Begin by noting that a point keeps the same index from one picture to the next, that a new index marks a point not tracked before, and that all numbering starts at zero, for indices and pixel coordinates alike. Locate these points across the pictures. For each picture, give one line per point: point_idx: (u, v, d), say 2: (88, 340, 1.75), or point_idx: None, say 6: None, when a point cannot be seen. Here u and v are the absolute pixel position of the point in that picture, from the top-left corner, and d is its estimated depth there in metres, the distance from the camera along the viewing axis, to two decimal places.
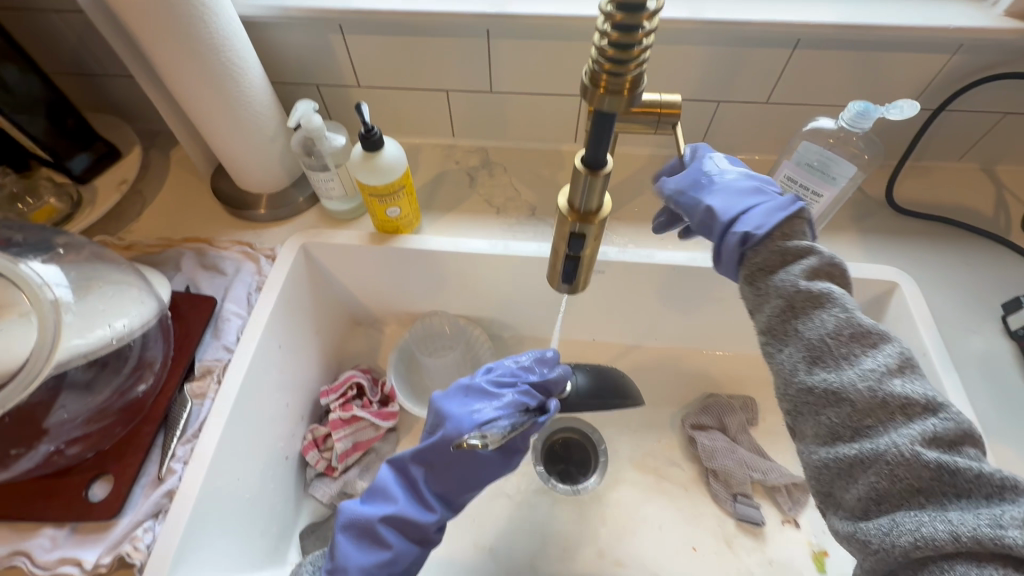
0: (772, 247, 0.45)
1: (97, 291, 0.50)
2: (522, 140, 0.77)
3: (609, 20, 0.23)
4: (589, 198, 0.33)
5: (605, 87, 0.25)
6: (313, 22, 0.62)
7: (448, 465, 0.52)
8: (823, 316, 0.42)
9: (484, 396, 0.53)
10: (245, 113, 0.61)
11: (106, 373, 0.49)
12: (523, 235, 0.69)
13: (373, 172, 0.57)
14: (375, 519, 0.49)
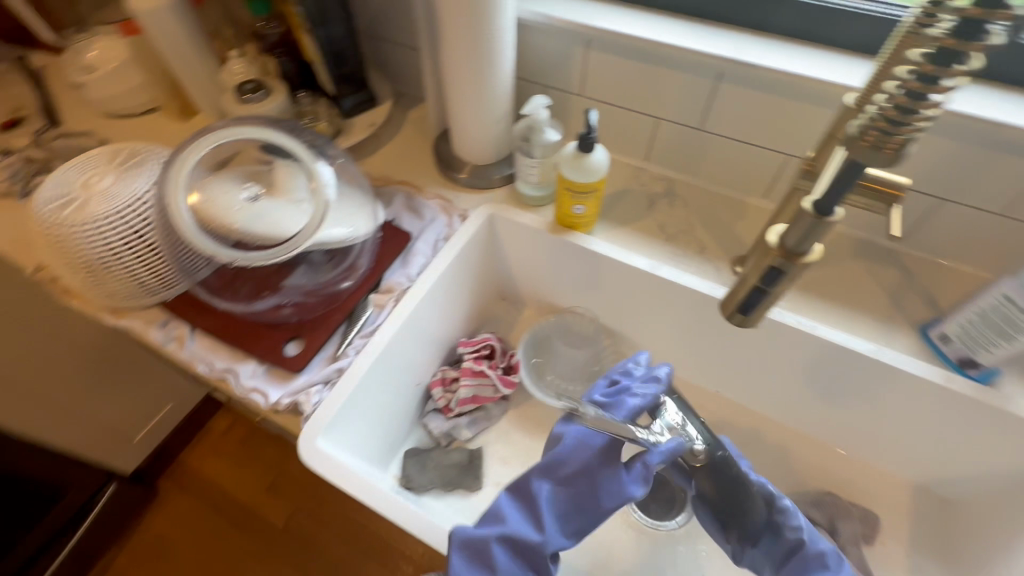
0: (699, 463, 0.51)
1: (349, 193, 0.65)
2: (710, 182, 0.79)
3: (905, 88, 0.33)
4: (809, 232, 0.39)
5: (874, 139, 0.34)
6: (566, 33, 0.71)
7: (568, 492, 0.55)
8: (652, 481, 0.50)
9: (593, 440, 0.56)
10: (488, 94, 0.71)
11: (331, 261, 0.63)
12: (686, 268, 0.71)
13: (579, 170, 0.64)
14: (489, 539, 0.52)
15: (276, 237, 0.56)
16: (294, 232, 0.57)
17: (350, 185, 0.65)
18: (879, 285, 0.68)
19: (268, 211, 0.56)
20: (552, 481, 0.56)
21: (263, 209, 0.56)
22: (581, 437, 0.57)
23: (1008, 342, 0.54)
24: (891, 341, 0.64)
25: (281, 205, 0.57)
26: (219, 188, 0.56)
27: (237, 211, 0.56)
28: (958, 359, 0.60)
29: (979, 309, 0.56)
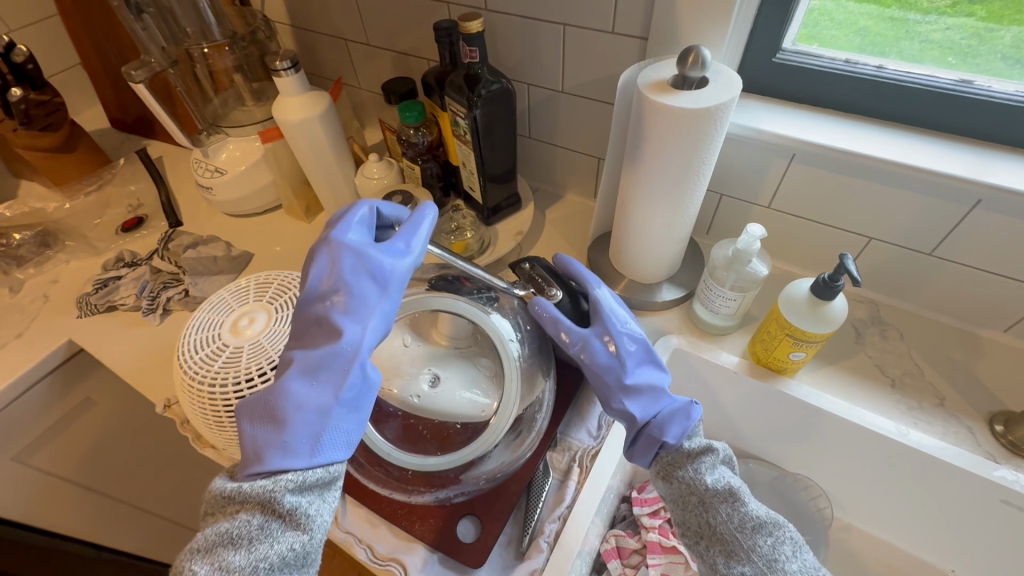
0: (679, 446, 0.50)
1: (533, 355, 0.55)
2: (929, 310, 0.66)
3: None
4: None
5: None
6: (769, 146, 0.61)
7: (358, 297, 0.45)
8: (731, 511, 0.46)
9: (343, 257, 0.46)
10: (677, 216, 0.61)
11: (505, 447, 0.53)
12: (928, 426, 0.58)
13: (816, 321, 0.53)
14: (287, 391, 0.42)
15: (462, 431, 0.52)
16: (483, 421, 0.52)
17: (533, 341, 0.56)
18: None
19: (447, 400, 0.52)
20: (312, 325, 0.46)
21: (445, 395, 0.53)
22: (323, 259, 0.47)
23: None
24: None
25: (462, 382, 0.53)
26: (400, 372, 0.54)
27: (416, 404, 0.53)
28: None
29: None
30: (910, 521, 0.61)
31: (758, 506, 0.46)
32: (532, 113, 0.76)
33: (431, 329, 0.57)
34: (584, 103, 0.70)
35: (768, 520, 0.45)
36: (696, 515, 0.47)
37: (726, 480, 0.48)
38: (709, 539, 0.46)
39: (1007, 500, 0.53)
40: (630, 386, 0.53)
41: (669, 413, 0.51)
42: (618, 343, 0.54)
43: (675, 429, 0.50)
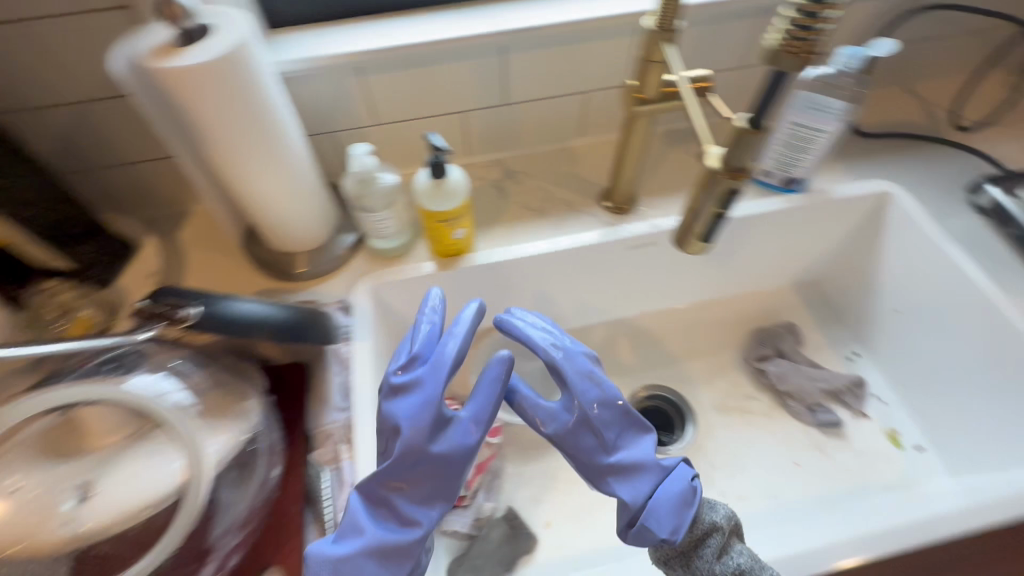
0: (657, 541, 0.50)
1: (215, 386, 0.48)
2: (534, 145, 0.80)
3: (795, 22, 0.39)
4: (744, 157, 0.49)
5: (792, 54, 0.41)
6: (332, 70, 0.63)
7: (428, 469, 0.48)
8: (718, 558, 0.50)
9: (429, 425, 0.47)
10: (291, 171, 0.60)
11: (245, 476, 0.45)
12: (572, 228, 0.72)
13: (446, 199, 0.59)
14: (343, 559, 0.45)
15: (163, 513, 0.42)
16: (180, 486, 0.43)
17: (211, 374, 0.48)
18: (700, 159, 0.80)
19: (115, 496, 0.42)
20: (387, 488, 0.48)
21: (119, 492, 0.42)
22: (405, 419, 0.47)
23: (809, 152, 0.69)
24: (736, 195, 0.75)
25: (128, 469, 0.43)
26: (35, 508, 0.41)
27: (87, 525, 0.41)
28: (782, 182, 0.73)
29: (780, 140, 0.69)
30: (603, 299, 0.78)
31: (736, 558, 0.50)
32: (73, 141, 0.62)
33: (75, 437, 0.45)
34: (125, 104, 0.60)
35: (750, 568, 0.50)
36: (688, 557, 0.51)
37: (713, 538, 0.51)
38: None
39: (633, 245, 0.71)
40: (627, 466, 0.53)
41: (673, 512, 0.50)
42: (577, 420, 0.53)
43: (665, 522, 0.50)
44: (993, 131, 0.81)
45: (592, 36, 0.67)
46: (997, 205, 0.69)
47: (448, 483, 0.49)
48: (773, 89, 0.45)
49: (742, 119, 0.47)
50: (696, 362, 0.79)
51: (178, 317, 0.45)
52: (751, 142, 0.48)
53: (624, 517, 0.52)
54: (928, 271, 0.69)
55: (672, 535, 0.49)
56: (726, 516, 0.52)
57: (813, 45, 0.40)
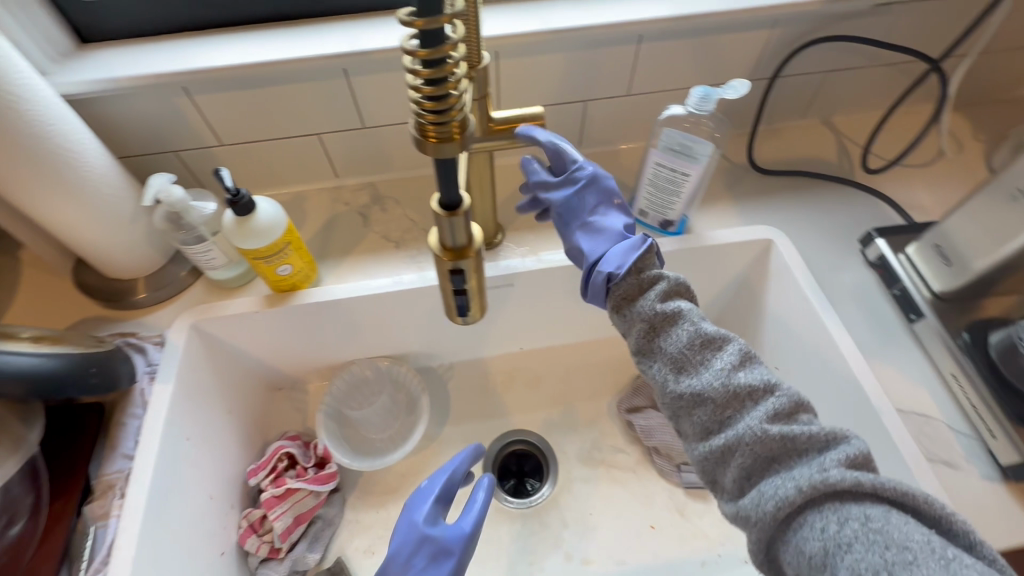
0: (631, 278, 0.50)
1: None
2: (410, 169, 0.76)
3: (420, 104, 0.26)
4: (461, 238, 0.34)
5: (436, 138, 0.27)
6: (153, 89, 0.58)
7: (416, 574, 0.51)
8: (757, 410, 0.44)
9: (426, 523, 0.52)
10: (95, 201, 0.55)
11: None
12: (428, 264, 0.68)
13: (254, 237, 0.54)
14: None
15: None
16: None
17: None
18: None
19: None
20: None
21: None
22: (405, 525, 0.53)
23: (679, 196, 0.63)
24: None
25: None
26: None
27: None
28: (659, 223, 0.68)
29: (649, 180, 0.64)
30: (470, 337, 0.74)
31: (754, 373, 0.45)
32: None
33: None
34: None
35: (769, 384, 0.45)
36: (675, 388, 0.47)
37: (695, 322, 0.48)
38: (693, 402, 0.46)
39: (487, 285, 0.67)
40: (592, 231, 0.55)
41: (621, 252, 0.51)
42: (574, 183, 0.55)
43: (615, 261, 0.51)
44: (906, 173, 0.75)
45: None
46: (883, 260, 0.63)
47: None
48: (449, 168, 0.30)
49: (435, 200, 0.32)
50: (567, 408, 0.75)
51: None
52: (456, 224, 0.32)
53: (585, 268, 0.55)
54: (802, 330, 0.63)
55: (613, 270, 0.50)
56: (689, 307, 0.49)
57: (462, 112, 0.27)
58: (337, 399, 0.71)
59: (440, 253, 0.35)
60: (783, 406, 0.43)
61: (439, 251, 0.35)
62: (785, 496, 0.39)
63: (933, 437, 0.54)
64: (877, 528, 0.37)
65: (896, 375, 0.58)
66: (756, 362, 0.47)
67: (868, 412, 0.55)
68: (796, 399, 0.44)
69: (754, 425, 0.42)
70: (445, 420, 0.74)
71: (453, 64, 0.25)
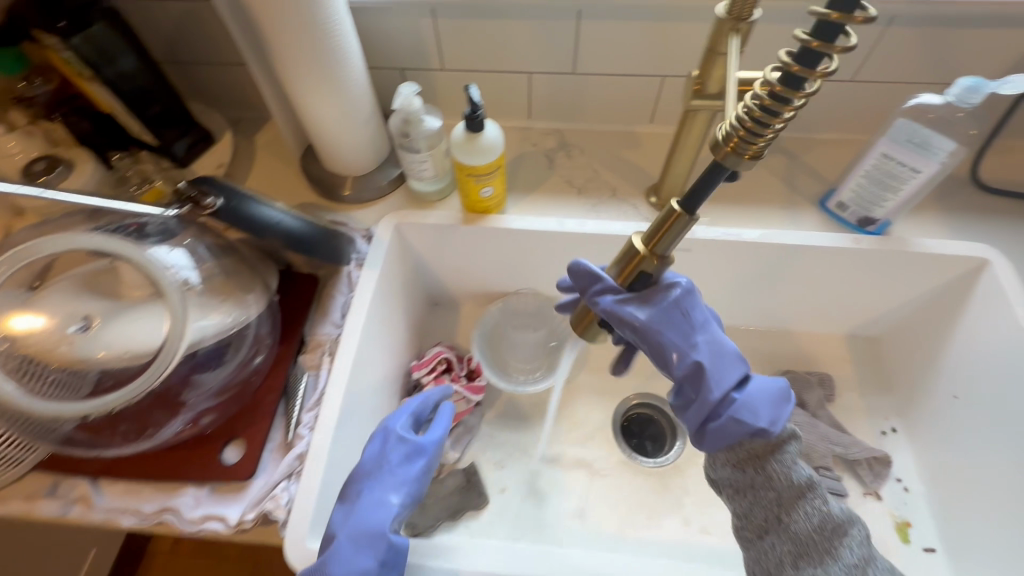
0: (759, 442, 0.47)
1: (223, 271, 0.52)
2: (599, 122, 0.78)
3: (745, 119, 0.32)
4: (663, 244, 0.42)
5: (734, 147, 0.33)
6: (409, 7, 0.64)
7: (398, 469, 0.53)
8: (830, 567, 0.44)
9: (404, 424, 0.57)
10: (347, 99, 0.63)
11: (230, 349, 0.51)
12: (607, 215, 0.70)
13: (476, 154, 0.59)
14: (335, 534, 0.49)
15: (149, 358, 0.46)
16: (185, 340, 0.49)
17: (224, 265, 0.53)
18: (773, 174, 0.73)
19: (118, 336, 0.46)
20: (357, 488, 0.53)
21: (114, 328, 0.46)
22: (386, 426, 0.56)
23: (895, 193, 0.60)
24: (799, 222, 0.68)
25: (130, 320, 0.47)
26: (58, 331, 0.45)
27: (103, 358, 0.45)
28: (857, 219, 0.65)
29: (864, 171, 0.61)
30: None
31: (840, 504, 0.46)
32: (181, 36, 0.71)
33: (115, 278, 0.48)
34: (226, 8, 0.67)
35: (816, 485, 0.46)
36: (771, 525, 0.47)
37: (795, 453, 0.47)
38: (778, 538, 0.46)
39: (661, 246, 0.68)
40: (722, 378, 0.48)
41: (772, 405, 0.47)
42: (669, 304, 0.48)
43: (765, 412, 0.46)
44: None
45: (676, 16, 0.62)
46: None
47: (418, 482, 0.54)
48: (712, 178, 0.36)
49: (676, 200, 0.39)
50: None
51: (202, 204, 0.49)
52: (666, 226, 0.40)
53: (695, 418, 0.48)
54: (1005, 362, 0.58)
55: (770, 426, 0.46)
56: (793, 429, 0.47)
57: (765, 143, 0.32)
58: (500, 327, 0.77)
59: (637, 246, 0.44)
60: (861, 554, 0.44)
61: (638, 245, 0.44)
62: None
63: None
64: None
65: None
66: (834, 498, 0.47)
67: None
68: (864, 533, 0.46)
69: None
70: (584, 367, 0.77)
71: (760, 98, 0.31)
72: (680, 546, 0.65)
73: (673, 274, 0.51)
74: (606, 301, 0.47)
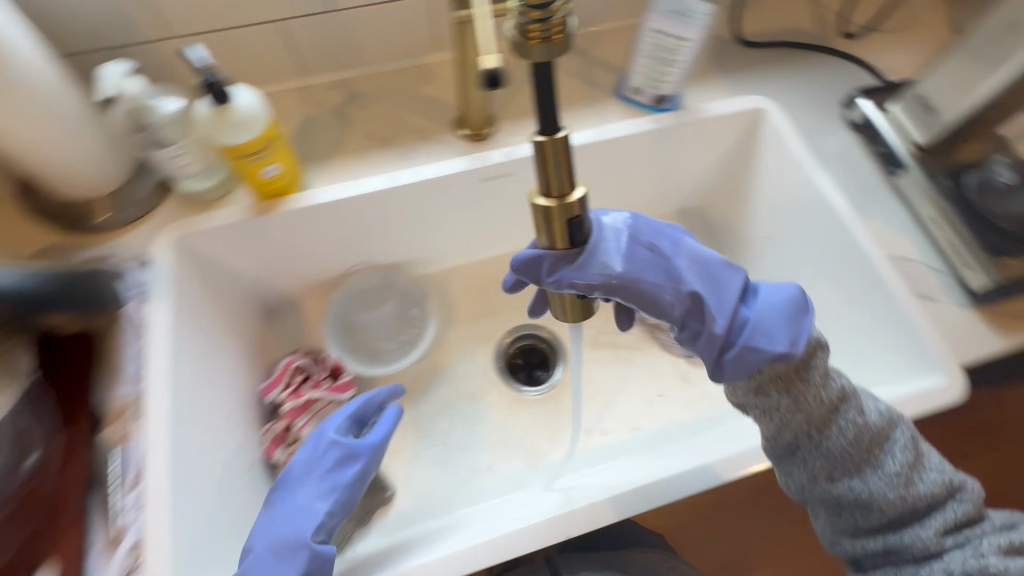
0: (803, 363, 0.48)
1: None
2: (384, 62, 0.70)
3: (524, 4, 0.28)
4: (564, 178, 0.33)
5: (537, 34, 0.28)
6: None
7: (325, 474, 0.52)
8: (876, 471, 0.49)
9: (343, 427, 0.56)
10: (32, 100, 0.48)
11: None
12: (420, 160, 0.65)
13: (235, 129, 0.50)
14: (256, 545, 0.48)
15: None
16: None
17: None
18: (571, 75, 0.72)
19: None
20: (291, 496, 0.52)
21: None
22: (324, 432, 0.55)
23: (675, 65, 0.62)
24: (605, 117, 0.69)
25: None
26: None
27: None
28: (652, 100, 0.67)
29: (644, 50, 0.62)
30: (469, 238, 0.73)
31: (878, 407, 0.50)
32: None
33: None
34: None
35: (848, 397, 0.49)
36: (805, 448, 0.50)
37: (837, 379, 0.49)
38: (811, 453, 0.49)
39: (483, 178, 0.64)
40: (723, 302, 0.47)
41: (788, 319, 0.47)
42: (630, 248, 0.45)
43: (780, 331, 0.46)
44: (878, 38, 0.76)
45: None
46: (868, 121, 0.66)
47: (357, 481, 0.53)
48: (546, 88, 0.30)
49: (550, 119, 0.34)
50: None
51: None
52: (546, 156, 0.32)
53: (709, 353, 0.47)
54: (792, 193, 0.66)
55: (791, 347, 0.46)
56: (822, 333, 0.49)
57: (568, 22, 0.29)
58: (359, 307, 0.72)
59: (545, 204, 0.35)
60: (910, 451, 0.49)
61: (546, 205, 0.35)
62: (870, 497, 0.48)
63: (916, 274, 0.59)
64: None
65: (884, 226, 0.62)
66: (899, 417, 0.51)
67: (863, 261, 0.59)
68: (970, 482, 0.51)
69: (873, 486, 0.48)
70: (453, 322, 0.74)
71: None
72: (587, 456, 0.67)
73: (614, 209, 0.47)
74: (593, 275, 0.43)
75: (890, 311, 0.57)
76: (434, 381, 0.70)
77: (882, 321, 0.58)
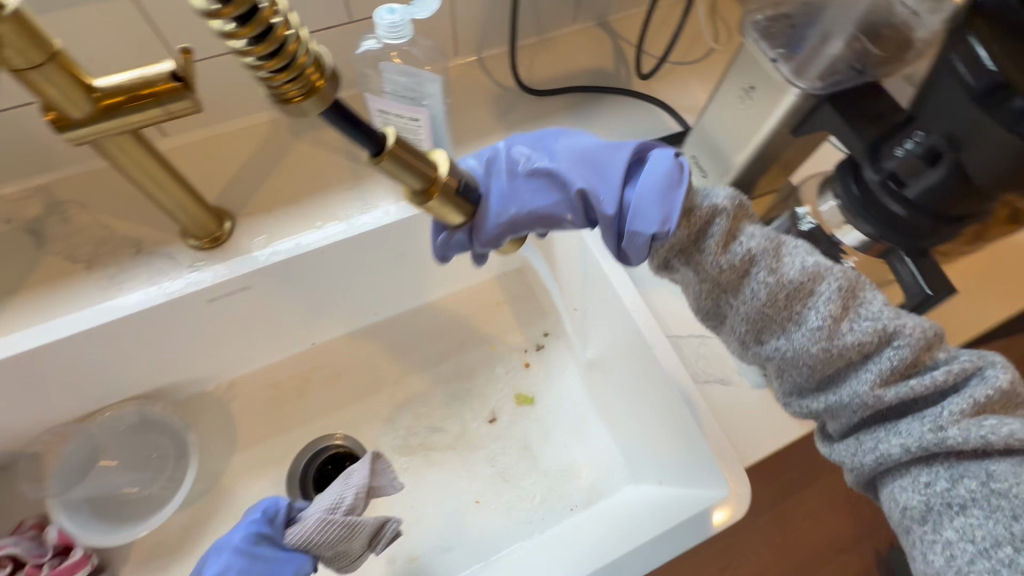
0: (682, 225, 0.36)
1: None
2: (94, 158, 0.58)
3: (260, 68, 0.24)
4: (415, 174, 0.31)
5: (298, 95, 0.25)
6: None
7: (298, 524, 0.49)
8: (815, 311, 0.34)
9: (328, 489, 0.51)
10: None
11: None
12: (131, 282, 0.53)
13: None
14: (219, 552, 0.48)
15: None
16: None
17: None
18: (334, 148, 0.62)
19: None
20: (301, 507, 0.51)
21: None
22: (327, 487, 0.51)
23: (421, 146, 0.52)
24: (369, 196, 0.59)
25: None
26: None
27: None
28: None
29: None
30: (236, 351, 0.62)
31: (801, 258, 0.35)
32: None
33: None
34: None
35: (760, 253, 0.35)
36: (724, 311, 0.37)
37: (726, 219, 0.36)
38: (728, 314, 0.37)
39: (211, 297, 0.53)
40: (607, 177, 0.37)
41: (661, 190, 0.36)
42: (500, 175, 0.38)
43: (645, 216, 0.36)
44: (679, 72, 0.71)
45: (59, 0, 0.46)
46: None
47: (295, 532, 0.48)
48: (346, 120, 0.28)
49: (364, 157, 0.30)
50: (375, 399, 0.66)
51: None
52: (402, 165, 0.30)
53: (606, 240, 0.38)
54: (584, 268, 0.60)
55: (666, 224, 0.35)
56: (728, 196, 0.36)
57: (315, 59, 0.26)
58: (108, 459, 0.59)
59: (423, 200, 0.33)
60: (844, 302, 0.34)
61: (421, 199, 0.33)
62: (806, 360, 0.35)
63: (709, 356, 0.55)
64: (1003, 492, 0.30)
65: (675, 300, 0.58)
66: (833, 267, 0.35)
67: (648, 353, 0.54)
68: (918, 323, 0.34)
69: (799, 347, 0.35)
70: (232, 448, 0.63)
71: (271, 4, 0.23)
72: None
73: (486, 149, 0.41)
74: (492, 230, 0.37)
75: (678, 406, 0.51)
76: (203, 529, 0.59)
77: (670, 414, 0.53)
